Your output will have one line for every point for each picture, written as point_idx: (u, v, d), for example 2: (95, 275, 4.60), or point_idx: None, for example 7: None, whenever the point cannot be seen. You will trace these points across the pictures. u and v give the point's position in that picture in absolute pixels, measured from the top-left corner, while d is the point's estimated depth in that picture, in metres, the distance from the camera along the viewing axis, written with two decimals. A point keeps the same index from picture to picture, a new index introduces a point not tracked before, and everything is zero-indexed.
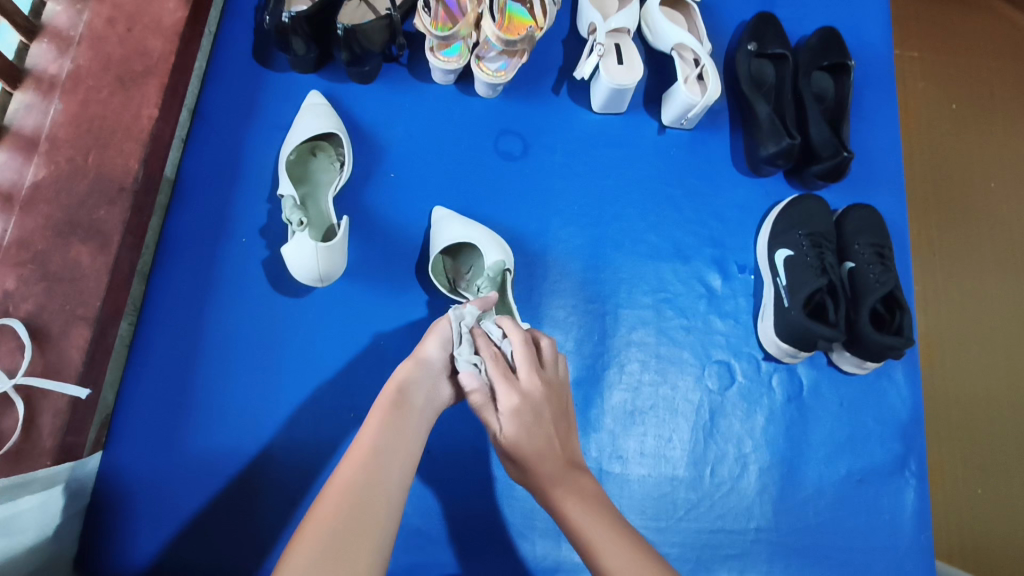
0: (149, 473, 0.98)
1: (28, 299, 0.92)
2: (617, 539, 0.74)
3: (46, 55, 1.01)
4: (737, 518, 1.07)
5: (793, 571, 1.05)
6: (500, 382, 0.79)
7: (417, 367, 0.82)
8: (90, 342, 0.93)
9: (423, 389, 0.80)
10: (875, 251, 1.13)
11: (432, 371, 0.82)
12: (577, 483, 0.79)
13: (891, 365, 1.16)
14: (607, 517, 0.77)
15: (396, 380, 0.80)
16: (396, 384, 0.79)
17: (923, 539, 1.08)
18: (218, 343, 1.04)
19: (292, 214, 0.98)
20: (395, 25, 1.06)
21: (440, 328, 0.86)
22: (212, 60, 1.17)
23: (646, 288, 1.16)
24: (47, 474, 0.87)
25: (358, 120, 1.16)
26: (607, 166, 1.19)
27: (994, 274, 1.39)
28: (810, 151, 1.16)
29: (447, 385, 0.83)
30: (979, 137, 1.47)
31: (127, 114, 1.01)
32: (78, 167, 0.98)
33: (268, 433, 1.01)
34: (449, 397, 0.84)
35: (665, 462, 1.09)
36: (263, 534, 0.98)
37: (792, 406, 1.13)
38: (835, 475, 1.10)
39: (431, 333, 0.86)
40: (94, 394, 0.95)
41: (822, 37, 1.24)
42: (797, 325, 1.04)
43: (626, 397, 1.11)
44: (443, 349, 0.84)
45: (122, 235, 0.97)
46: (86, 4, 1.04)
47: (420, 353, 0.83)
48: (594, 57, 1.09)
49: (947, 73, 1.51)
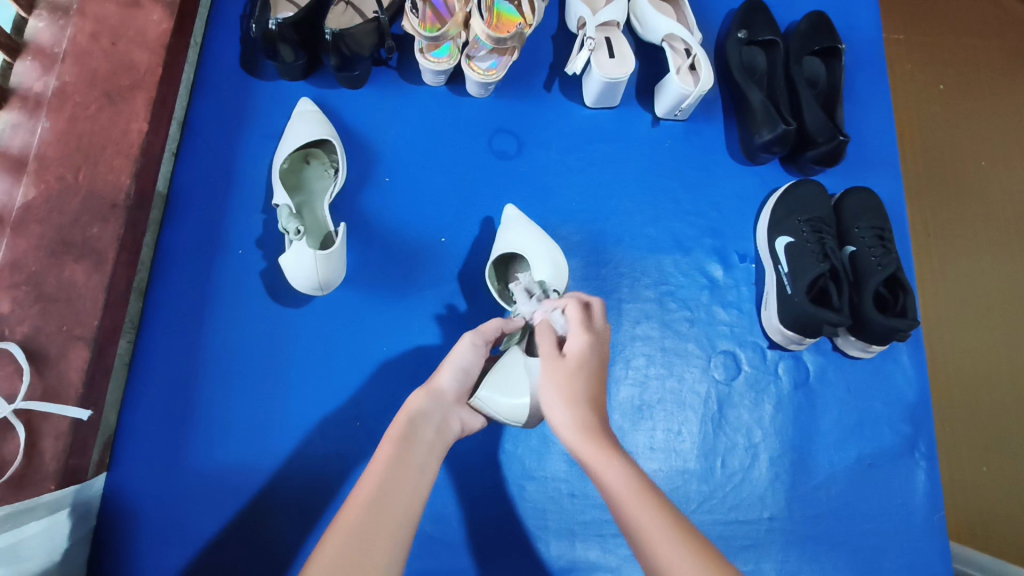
0: (156, 492, 0.97)
1: (24, 322, 0.91)
2: None
3: (30, 73, 1.00)
4: (750, 509, 1.07)
5: (808, 559, 1.05)
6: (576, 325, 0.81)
7: (428, 398, 0.82)
8: (89, 362, 0.91)
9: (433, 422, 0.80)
10: (876, 234, 1.12)
11: (442, 403, 0.82)
12: None
13: (897, 348, 1.16)
14: None
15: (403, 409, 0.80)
16: (406, 416, 0.79)
17: (936, 519, 1.08)
18: (219, 358, 1.03)
19: (289, 223, 0.96)
20: (382, 27, 1.05)
21: (453, 357, 0.86)
22: (200, 71, 1.15)
23: (648, 281, 1.15)
24: (52, 498, 0.86)
25: (349, 126, 1.15)
26: (602, 161, 1.19)
27: (989, 253, 1.40)
28: (806, 136, 1.16)
29: (457, 415, 0.84)
30: (969, 117, 1.47)
31: (116, 130, 1.00)
32: (68, 185, 0.96)
33: (276, 444, 1.00)
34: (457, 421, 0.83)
35: (675, 455, 1.08)
36: (274, 548, 0.97)
37: (800, 393, 1.12)
38: (845, 460, 1.10)
39: (444, 363, 0.86)
40: (96, 415, 0.94)
41: (812, 22, 1.23)
42: (802, 312, 1.03)
43: (633, 392, 1.10)
44: (455, 378, 0.85)
45: (116, 252, 0.96)
46: (69, 20, 1.03)
47: (432, 384, 0.83)
48: (584, 51, 1.08)
49: (934, 54, 1.51)
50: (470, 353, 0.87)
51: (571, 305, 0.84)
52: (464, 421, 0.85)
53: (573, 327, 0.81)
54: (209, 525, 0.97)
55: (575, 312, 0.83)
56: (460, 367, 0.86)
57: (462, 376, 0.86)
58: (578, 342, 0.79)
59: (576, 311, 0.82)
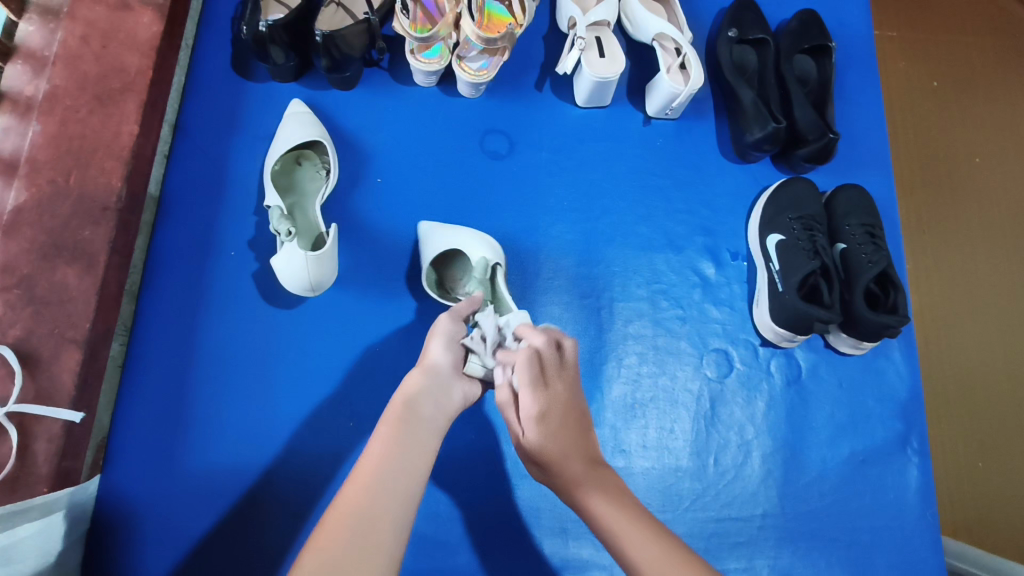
0: (150, 494, 0.97)
1: (16, 325, 0.91)
2: (630, 518, 0.74)
3: (21, 76, 1.00)
4: (743, 506, 1.07)
5: (802, 555, 1.06)
6: (524, 392, 0.75)
7: (425, 376, 0.79)
8: (82, 364, 0.92)
9: (432, 398, 0.77)
10: (867, 231, 1.12)
11: (439, 376, 0.79)
12: (598, 479, 0.77)
13: (888, 345, 1.16)
14: (625, 514, 0.74)
15: (404, 394, 0.76)
16: (404, 397, 0.76)
17: (929, 515, 1.09)
18: (212, 360, 1.03)
19: (280, 224, 0.96)
20: (373, 28, 1.06)
21: (437, 331, 0.83)
22: (191, 74, 1.15)
23: (640, 280, 1.15)
24: (46, 500, 0.87)
25: (342, 127, 1.15)
26: (594, 160, 1.19)
27: (985, 249, 1.40)
28: (797, 134, 1.16)
29: (458, 387, 0.80)
30: (963, 114, 1.47)
31: (107, 133, 1.00)
32: (60, 188, 0.97)
33: (269, 444, 1.01)
34: (463, 398, 0.80)
35: (667, 453, 1.08)
36: (268, 548, 0.97)
37: (792, 390, 1.13)
38: (838, 457, 1.10)
39: (431, 338, 0.83)
40: (89, 417, 0.94)
41: (801, 20, 1.24)
42: (793, 309, 1.03)
43: (626, 390, 1.10)
44: (446, 351, 0.82)
45: (108, 254, 0.96)
46: (59, 23, 1.03)
47: (425, 360, 0.81)
48: (575, 51, 1.08)
49: (927, 52, 1.51)
50: (452, 326, 0.84)
51: (519, 362, 0.77)
52: (467, 392, 0.81)
53: (523, 395, 0.75)
54: (204, 525, 0.97)
55: (522, 375, 0.76)
56: (448, 339, 0.83)
57: (452, 347, 0.82)
58: (530, 414, 0.75)
59: (519, 378, 0.76)
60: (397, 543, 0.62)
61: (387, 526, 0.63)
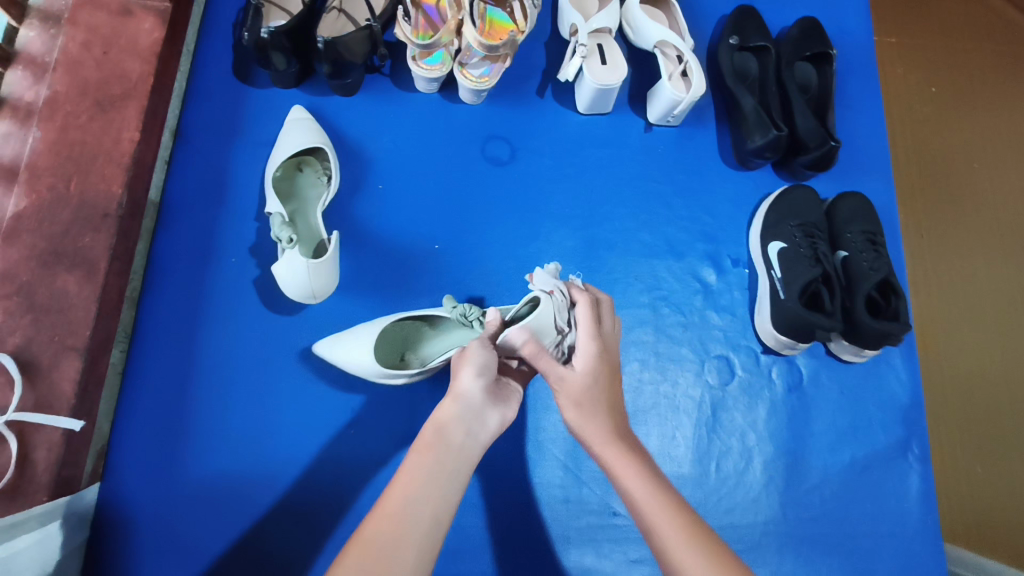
0: (150, 502, 0.97)
1: (15, 332, 0.91)
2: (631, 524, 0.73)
3: (22, 81, 1.00)
4: (745, 513, 1.07)
5: (804, 562, 1.05)
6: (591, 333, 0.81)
7: (456, 405, 0.75)
8: (82, 372, 0.92)
9: (463, 425, 0.74)
10: (868, 238, 1.12)
11: (473, 405, 0.75)
12: None
13: (890, 352, 1.16)
14: None
15: (434, 422, 0.74)
16: (433, 425, 0.73)
17: (930, 521, 1.09)
18: (213, 367, 1.03)
19: (281, 231, 0.94)
20: (375, 34, 1.05)
21: (469, 355, 0.79)
22: (191, 81, 1.15)
23: (642, 287, 1.15)
24: (42, 510, 0.86)
25: (343, 133, 1.15)
26: (595, 167, 1.19)
27: (982, 255, 1.40)
28: (798, 142, 1.16)
29: (493, 414, 0.77)
30: (960, 120, 1.48)
31: (107, 139, 1.00)
32: (60, 195, 0.96)
33: (269, 453, 1.00)
34: (500, 423, 0.77)
35: (669, 460, 1.08)
36: (268, 556, 0.96)
37: (793, 397, 1.13)
38: (838, 463, 1.10)
39: (460, 364, 0.79)
40: (89, 425, 0.94)
41: (803, 28, 1.24)
42: (795, 316, 1.03)
43: (627, 398, 1.10)
44: (478, 377, 0.77)
45: (108, 261, 0.96)
46: (60, 29, 1.03)
47: (456, 388, 0.77)
48: (577, 58, 1.08)
49: (926, 57, 1.52)
50: (484, 351, 0.80)
51: (582, 303, 0.82)
52: (503, 416, 0.78)
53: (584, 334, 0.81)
54: (204, 534, 0.96)
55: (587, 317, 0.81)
56: (481, 364, 0.78)
57: (486, 372, 0.78)
58: (590, 353, 0.80)
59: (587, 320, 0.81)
60: (400, 557, 0.62)
61: (391, 535, 0.63)
